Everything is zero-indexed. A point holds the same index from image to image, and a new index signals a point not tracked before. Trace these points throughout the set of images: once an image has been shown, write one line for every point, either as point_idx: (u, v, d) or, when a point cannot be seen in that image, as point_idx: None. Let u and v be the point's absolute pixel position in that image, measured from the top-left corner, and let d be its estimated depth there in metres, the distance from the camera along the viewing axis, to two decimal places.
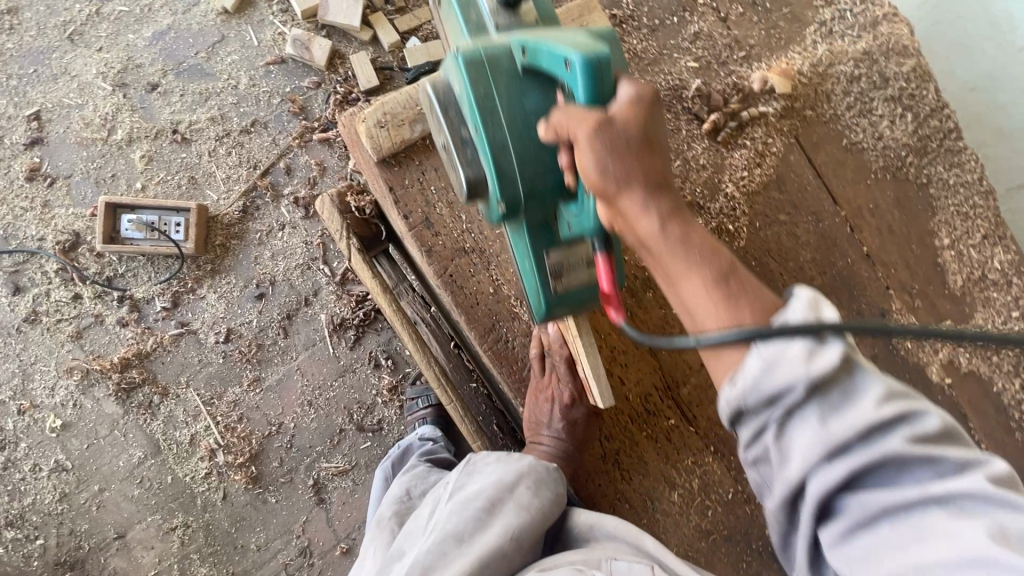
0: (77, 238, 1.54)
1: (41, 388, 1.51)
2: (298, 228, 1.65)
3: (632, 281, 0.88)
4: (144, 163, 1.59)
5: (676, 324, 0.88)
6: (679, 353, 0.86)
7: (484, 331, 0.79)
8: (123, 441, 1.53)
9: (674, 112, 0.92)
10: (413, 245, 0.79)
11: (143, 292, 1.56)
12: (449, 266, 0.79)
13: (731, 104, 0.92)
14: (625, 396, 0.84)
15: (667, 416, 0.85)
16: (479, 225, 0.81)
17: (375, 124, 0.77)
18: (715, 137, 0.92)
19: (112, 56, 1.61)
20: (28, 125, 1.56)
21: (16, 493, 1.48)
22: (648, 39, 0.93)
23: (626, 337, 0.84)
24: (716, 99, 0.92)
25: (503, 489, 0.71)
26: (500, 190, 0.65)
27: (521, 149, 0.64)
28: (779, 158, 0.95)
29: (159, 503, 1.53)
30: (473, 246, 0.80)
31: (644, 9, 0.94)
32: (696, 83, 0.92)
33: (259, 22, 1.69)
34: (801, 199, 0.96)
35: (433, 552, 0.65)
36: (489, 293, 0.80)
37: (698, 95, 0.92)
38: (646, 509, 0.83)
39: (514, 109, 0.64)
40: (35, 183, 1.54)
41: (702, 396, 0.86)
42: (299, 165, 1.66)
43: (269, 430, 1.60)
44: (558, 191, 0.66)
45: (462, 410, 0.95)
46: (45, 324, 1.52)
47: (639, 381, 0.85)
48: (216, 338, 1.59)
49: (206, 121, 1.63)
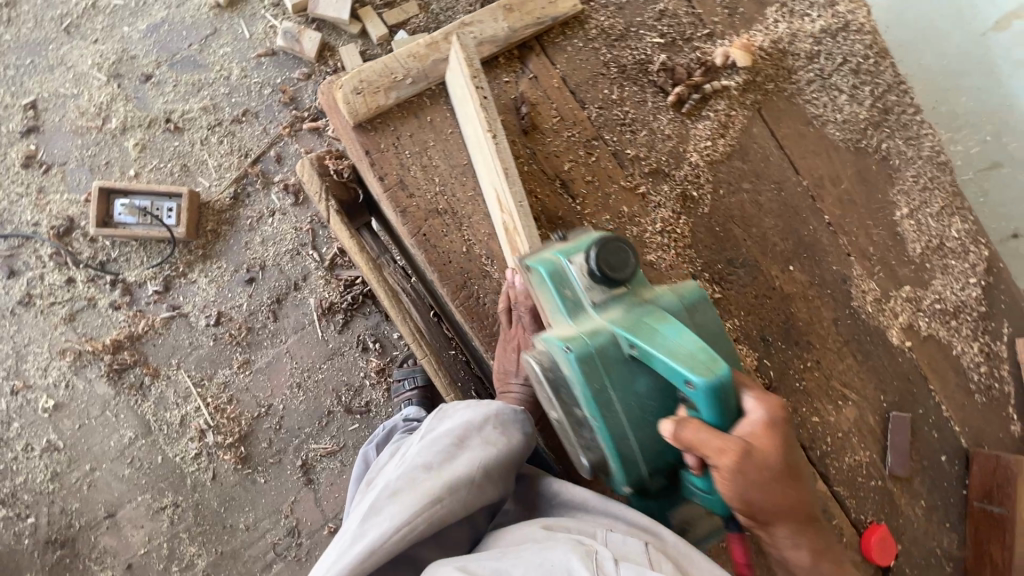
0: (71, 223, 1.57)
1: (35, 370, 1.54)
2: (287, 214, 1.69)
3: None
4: (138, 151, 1.63)
5: None
6: None
7: (455, 287, 0.83)
8: (114, 422, 1.56)
9: (640, 85, 0.96)
10: (388, 206, 0.83)
11: (135, 276, 1.60)
12: (423, 226, 0.83)
13: (694, 77, 0.97)
14: None
15: None
16: (452, 187, 0.84)
17: (352, 93, 0.81)
18: (680, 109, 0.97)
19: (108, 48, 1.66)
20: (25, 114, 1.60)
21: (8, 472, 1.50)
22: (614, 16, 0.97)
23: None
24: (679, 73, 0.96)
25: (471, 426, 0.76)
26: (624, 471, 0.69)
27: (646, 434, 0.68)
28: (742, 129, 1.00)
29: (149, 483, 1.56)
30: (446, 207, 0.84)
31: None
32: (660, 58, 0.97)
33: (251, 16, 1.74)
34: (764, 168, 1.00)
35: (404, 479, 0.71)
36: (461, 251, 0.83)
37: (662, 69, 0.96)
38: None
39: (632, 401, 0.66)
40: (32, 170, 1.58)
41: None
42: (289, 153, 1.71)
43: (258, 411, 1.63)
44: (676, 462, 0.70)
45: (437, 366, 0.98)
46: (39, 306, 1.55)
47: None
48: (206, 321, 1.62)
49: (199, 110, 1.67)
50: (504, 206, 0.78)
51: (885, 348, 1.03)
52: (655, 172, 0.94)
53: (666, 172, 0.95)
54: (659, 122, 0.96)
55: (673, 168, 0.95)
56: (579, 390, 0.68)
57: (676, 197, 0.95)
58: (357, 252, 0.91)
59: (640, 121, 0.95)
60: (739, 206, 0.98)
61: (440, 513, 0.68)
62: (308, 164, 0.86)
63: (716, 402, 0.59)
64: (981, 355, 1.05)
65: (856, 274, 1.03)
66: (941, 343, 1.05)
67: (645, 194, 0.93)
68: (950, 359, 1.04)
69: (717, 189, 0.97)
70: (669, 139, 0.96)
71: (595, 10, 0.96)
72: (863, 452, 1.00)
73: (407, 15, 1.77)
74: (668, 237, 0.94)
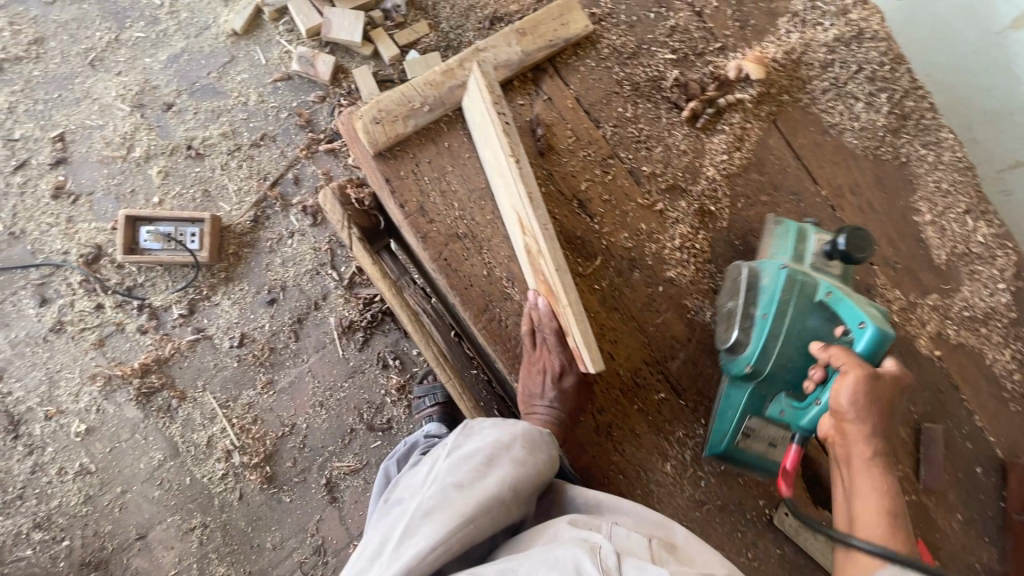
0: (99, 250, 1.62)
1: (67, 395, 1.57)
2: (306, 235, 1.73)
3: (619, 263, 0.91)
4: (161, 178, 1.67)
5: (664, 303, 0.91)
6: (665, 329, 0.90)
7: (478, 311, 0.83)
8: (145, 444, 1.59)
9: (655, 101, 0.96)
10: (409, 232, 0.84)
11: (161, 300, 1.63)
12: (444, 250, 0.84)
13: (708, 92, 0.97)
14: (615, 371, 0.88)
15: (656, 390, 0.89)
16: (472, 211, 0.85)
17: (371, 122, 0.82)
18: (694, 124, 0.97)
19: (131, 80, 1.70)
20: (52, 146, 1.65)
21: (43, 497, 1.54)
22: (626, 34, 0.97)
23: (615, 315, 0.89)
24: (692, 88, 0.96)
25: (499, 446, 0.77)
26: (754, 355, 0.81)
27: (785, 347, 0.80)
28: (758, 142, 0.99)
29: (179, 504, 1.58)
30: (466, 231, 0.85)
31: (622, 7, 0.98)
32: (673, 74, 0.97)
33: (267, 42, 1.78)
34: (782, 180, 1.00)
35: (436, 497, 0.71)
36: (482, 274, 0.84)
37: (675, 85, 0.96)
38: (640, 479, 0.86)
39: (797, 317, 0.79)
40: (60, 201, 1.63)
41: (690, 371, 0.90)
42: (307, 175, 1.74)
43: (282, 430, 1.65)
44: (792, 383, 0.81)
45: (461, 388, 0.98)
46: (70, 333, 1.59)
47: (628, 357, 0.89)
48: (230, 342, 1.66)
49: (219, 136, 1.72)
50: (527, 229, 0.76)
51: (913, 358, 1.01)
52: (671, 188, 0.94)
53: (683, 188, 0.95)
54: (674, 138, 0.96)
55: (690, 183, 0.95)
56: (763, 289, 0.83)
57: (695, 212, 0.95)
58: (381, 278, 0.91)
59: (655, 137, 0.95)
60: (759, 219, 0.97)
61: (472, 531, 0.68)
62: (328, 194, 0.87)
63: (873, 348, 0.74)
64: (1014, 362, 1.02)
65: (880, 284, 1.02)
66: (971, 351, 1.03)
67: (663, 211, 0.93)
68: (982, 367, 1.02)
69: (735, 202, 0.97)
70: (684, 154, 0.96)
71: (606, 30, 0.96)
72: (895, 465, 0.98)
73: (417, 36, 1.80)
74: (689, 252, 0.93)
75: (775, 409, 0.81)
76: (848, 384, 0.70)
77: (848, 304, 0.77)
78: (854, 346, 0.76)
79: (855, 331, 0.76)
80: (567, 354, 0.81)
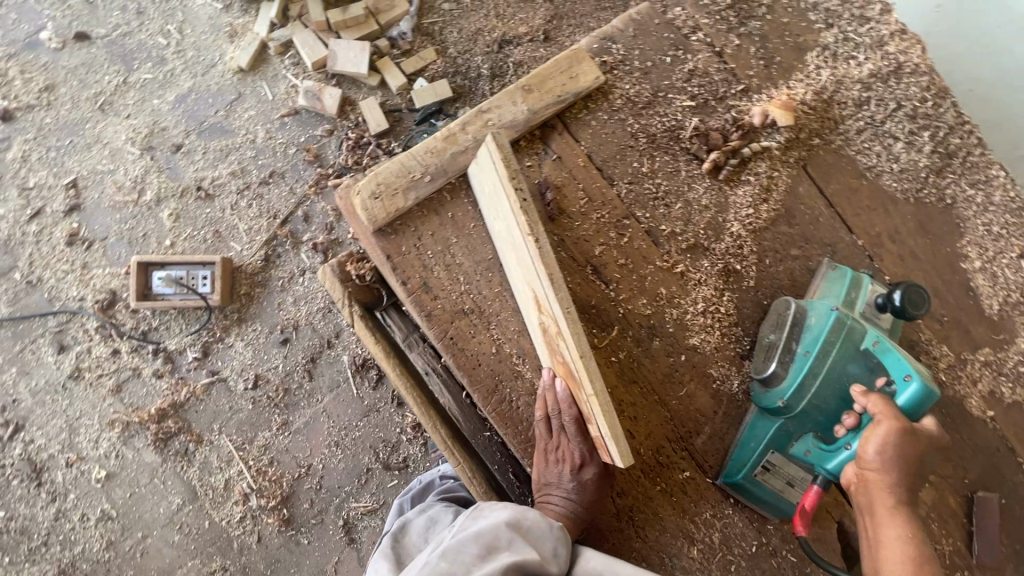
0: (114, 295, 1.62)
1: (87, 442, 1.58)
2: (317, 273, 1.70)
3: (638, 330, 0.85)
4: (172, 221, 1.67)
5: (687, 374, 0.85)
6: (690, 403, 0.84)
7: (487, 392, 0.79)
8: (164, 489, 1.59)
9: (673, 153, 0.90)
10: (412, 309, 0.80)
11: (176, 344, 1.63)
12: (450, 329, 0.79)
13: (731, 141, 0.90)
14: (636, 449, 0.82)
15: (681, 468, 0.83)
16: (479, 284, 0.81)
17: (368, 198, 0.79)
18: (717, 176, 0.90)
19: (140, 122, 1.70)
20: (66, 193, 1.65)
21: (66, 543, 1.55)
22: (640, 82, 0.91)
23: (634, 389, 0.83)
24: (714, 137, 0.90)
25: (502, 534, 0.71)
26: (787, 392, 0.77)
27: (821, 391, 0.75)
28: (786, 191, 0.92)
29: (198, 549, 1.58)
30: (473, 306, 0.80)
31: (636, 52, 0.92)
32: (692, 123, 0.90)
33: (273, 77, 1.76)
34: (814, 231, 0.92)
35: None
36: (490, 352, 0.80)
37: (695, 134, 0.90)
38: (664, 566, 0.80)
39: (839, 361, 0.75)
40: (75, 247, 1.63)
41: (716, 446, 0.84)
42: (316, 212, 1.72)
43: (298, 472, 1.64)
44: (823, 427, 0.77)
45: (469, 467, 0.94)
46: (88, 379, 1.60)
47: (650, 433, 0.83)
48: (244, 384, 1.65)
49: (228, 176, 1.70)
50: (544, 309, 0.71)
51: (963, 419, 0.93)
52: (692, 248, 0.88)
53: (704, 246, 0.88)
54: (695, 192, 0.89)
55: (712, 241, 0.89)
56: (807, 329, 0.79)
57: (719, 273, 0.88)
58: (379, 352, 0.93)
59: (674, 193, 0.89)
60: (788, 275, 0.90)
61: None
62: (333, 272, 0.89)
63: (915, 403, 0.70)
64: None
65: (925, 338, 0.94)
66: None
67: (684, 272, 0.87)
68: None
69: (762, 259, 0.90)
70: (706, 209, 0.89)
71: (619, 79, 0.90)
72: (947, 539, 0.90)
73: (424, 63, 1.76)
74: (714, 316, 0.87)
75: (799, 449, 0.77)
76: (877, 435, 0.67)
77: (895, 355, 0.73)
78: (895, 398, 0.72)
79: (897, 384, 0.72)
80: (587, 443, 0.76)
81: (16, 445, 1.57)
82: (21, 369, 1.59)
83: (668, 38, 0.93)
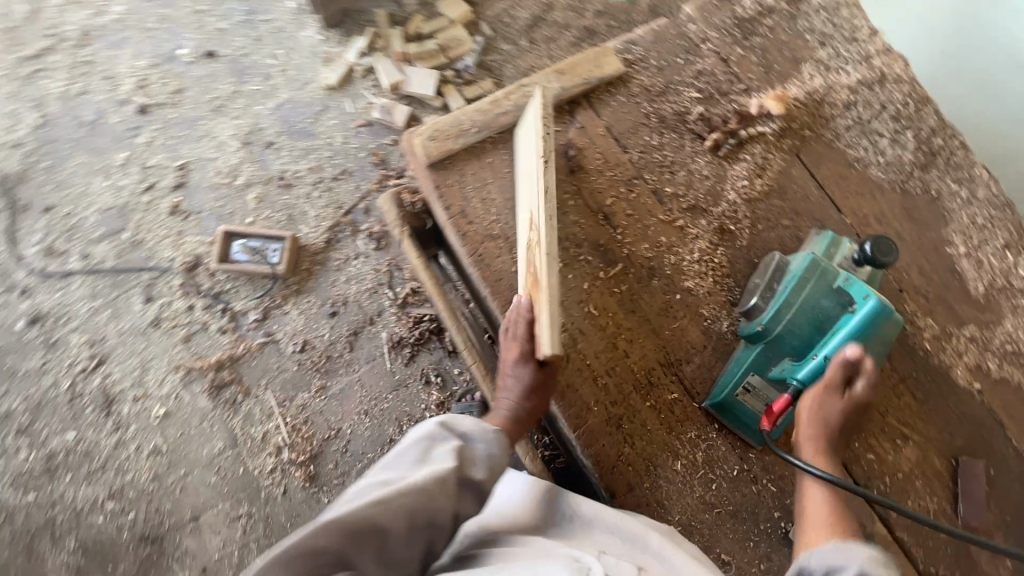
0: (198, 259, 1.89)
1: (154, 382, 1.79)
2: (370, 258, 1.93)
3: (639, 270, 0.99)
4: (256, 203, 1.95)
5: (680, 311, 0.98)
6: (681, 335, 0.96)
7: (505, 302, 0.95)
8: (210, 434, 1.77)
9: (679, 132, 1.07)
10: (451, 231, 0.97)
11: (241, 306, 1.86)
12: (479, 248, 0.97)
13: (731, 125, 1.07)
14: (630, 368, 0.95)
15: (669, 390, 0.94)
16: (507, 217, 0.98)
17: (434, 146, 0.99)
18: (717, 153, 1.06)
19: (243, 122, 2.04)
20: (175, 173, 1.98)
21: (120, 470, 1.73)
22: (656, 75, 1.10)
23: (632, 318, 0.96)
24: (715, 121, 1.07)
25: (429, 447, 0.88)
26: (766, 319, 0.89)
27: (795, 317, 0.88)
28: (780, 171, 1.06)
29: (231, 492, 1.73)
30: (501, 233, 0.98)
31: (654, 53, 1.12)
32: (698, 109, 1.08)
33: (355, 94, 2.08)
34: (803, 207, 1.05)
35: (364, 490, 0.81)
36: (511, 271, 0.97)
37: (699, 118, 1.07)
38: (649, 473, 0.92)
39: (812, 294, 0.87)
40: (174, 217, 1.94)
41: (702, 375, 0.95)
42: (375, 206, 1.97)
43: (328, 433, 1.79)
44: (795, 350, 0.89)
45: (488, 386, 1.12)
46: (164, 328, 1.84)
47: (643, 356, 0.95)
48: (293, 347, 1.84)
49: (307, 170, 2.00)
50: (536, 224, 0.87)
51: (952, 387, 0.99)
52: (692, 209, 1.03)
53: (703, 209, 1.03)
54: (697, 164, 1.05)
55: (710, 205, 1.03)
56: (788, 271, 0.91)
57: (714, 230, 1.02)
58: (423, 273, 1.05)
59: (679, 163, 1.05)
60: (778, 240, 1.03)
61: (387, 517, 0.77)
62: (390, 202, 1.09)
63: (869, 321, 0.83)
64: None
65: (910, 309, 1.02)
66: (1015, 386, 0.99)
67: (683, 227, 1.01)
68: None
69: (755, 224, 1.03)
70: (706, 179, 1.05)
71: (637, 71, 1.10)
72: (931, 497, 0.95)
73: (482, 92, 2.06)
74: (708, 265, 1.00)
75: (776, 369, 0.89)
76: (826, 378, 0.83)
77: (859, 284, 0.85)
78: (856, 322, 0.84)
79: (858, 303, 0.85)
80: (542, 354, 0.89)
81: (94, 378, 1.79)
82: (112, 312, 1.84)
83: (682, 44, 1.13)
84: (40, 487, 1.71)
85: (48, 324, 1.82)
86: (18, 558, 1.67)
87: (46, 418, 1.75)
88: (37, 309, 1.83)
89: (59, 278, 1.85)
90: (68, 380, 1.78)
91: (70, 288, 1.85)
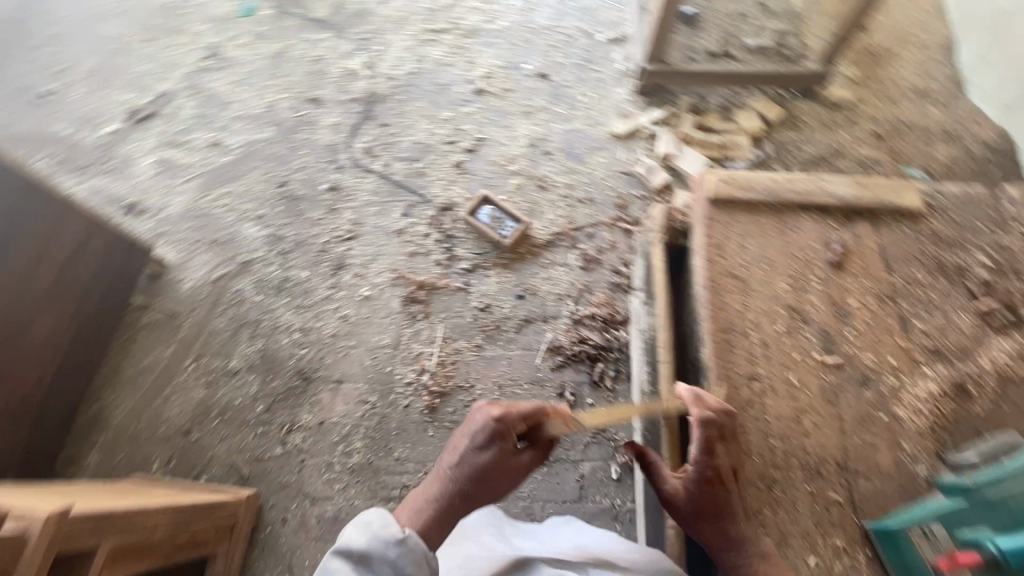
0: (453, 206, 2.33)
1: (374, 271, 2.21)
2: (572, 271, 2.17)
3: (813, 342, 1.32)
4: (513, 188, 2.35)
5: (831, 383, 1.28)
6: (820, 399, 1.26)
7: (714, 297, 1.37)
8: (386, 330, 2.10)
9: (896, 274, 1.39)
10: (705, 238, 1.44)
11: (461, 253, 2.22)
12: (717, 257, 1.41)
13: (937, 292, 1.37)
14: (771, 398, 1.27)
15: (790, 427, 1.25)
16: (742, 254, 1.41)
17: (718, 192, 1.47)
18: (917, 302, 1.36)
19: (538, 130, 2.49)
20: (472, 140, 2.47)
21: (316, 316, 2.14)
22: (900, 230, 1.44)
23: (794, 368, 1.29)
24: (928, 283, 1.37)
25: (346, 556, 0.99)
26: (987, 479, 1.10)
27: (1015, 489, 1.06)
28: (961, 343, 1.32)
29: (373, 381, 2.02)
30: (734, 261, 1.41)
31: (905, 213, 1.45)
32: (920, 270, 1.39)
33: (630, 149, 2.42)
34: (969, 382, 1.27)
35: None
36: (730, 283, 1.38)
37: (916, 274, 1.39)
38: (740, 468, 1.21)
39: None
40: (454, 169, 2.41)
41: (818, 433, 1.24)
42: (599, 237, 2.24)
43: (463, 383, 2.00)
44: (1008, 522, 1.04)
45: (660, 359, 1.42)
46: (402, 238, 2.27)
47: (784, 395, 1.28)
48: (477, 304, 2.13)
49: (563, 185, 2.35)
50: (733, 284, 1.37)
51: None
52: (878, 324, 1.33)
53: (886, 330, 1.33)
54: (897, 301, 1.36)
55: (892, 334, 1.33)
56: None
57: (886, 347, 1.31)
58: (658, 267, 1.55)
59: (886, 290, 1.37)
60: (933, 392, 1.27)
61: None
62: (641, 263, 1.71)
63: None
64: None
65: None
66: None
67: (863, 333, 1.32)
68: None
69: (919, 369, 1.30)
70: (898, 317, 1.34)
71: (887, 217, 1.45)
72: None
73: None
74: (869, 369, 1.29)
75: (973, 528, 1.06)
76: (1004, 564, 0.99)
77: None
78: None
79: None
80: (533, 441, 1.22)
81: (341, 245, 2.26)
82: (377, 209, 2.34)
83: (930, 226, 1.45)
84: (266, 295, 2.18)
85: (338, 195, 2.37)
86: (223, 333, 2.12)
87: (297, 253, 2.25)
88: (338, 183, 2.40)
89: (362, 170, 2.42)
90: (325, 237, 2.28)
91: (364, 180, 2.40)
